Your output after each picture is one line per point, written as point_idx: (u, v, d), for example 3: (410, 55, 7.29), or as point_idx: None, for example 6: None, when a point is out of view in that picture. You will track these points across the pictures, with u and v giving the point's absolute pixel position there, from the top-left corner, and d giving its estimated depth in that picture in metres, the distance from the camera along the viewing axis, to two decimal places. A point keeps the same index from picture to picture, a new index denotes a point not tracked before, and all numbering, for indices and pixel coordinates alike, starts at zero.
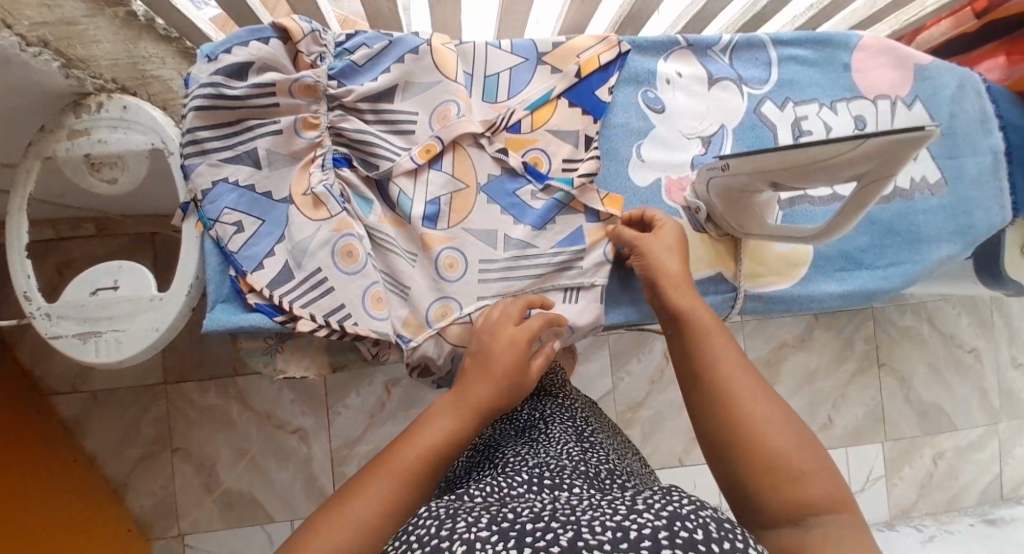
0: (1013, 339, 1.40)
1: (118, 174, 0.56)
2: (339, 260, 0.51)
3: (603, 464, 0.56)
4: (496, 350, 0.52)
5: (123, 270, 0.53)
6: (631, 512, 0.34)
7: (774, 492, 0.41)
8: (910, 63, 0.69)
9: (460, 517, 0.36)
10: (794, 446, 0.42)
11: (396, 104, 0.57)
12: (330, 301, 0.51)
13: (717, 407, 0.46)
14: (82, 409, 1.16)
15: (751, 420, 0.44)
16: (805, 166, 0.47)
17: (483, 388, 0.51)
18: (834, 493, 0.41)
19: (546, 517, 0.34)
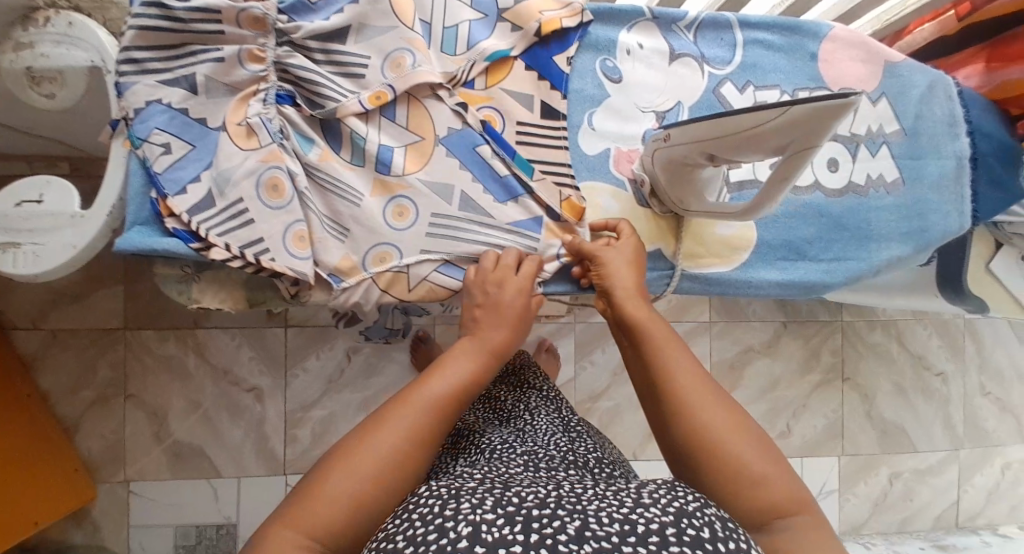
0: (982, 366, 1.40)
1: (56, 90, 0.55)
2: (264, 194, 0.50)
3: (589, 453, 0.61)
4: (508, 301, 0.54)
5: (50, 185, 0.52)
6: (637, 505, 0.37)
7: (733, 493, 0.43)
8: (880, 59, 0.68)
9: (464, 497, 0.38)
10: (748, 445, 0.45)
11: (347, 45, 0.54)
12: (247, 234, 0.50)
13: (686, 425, 0.46)
14: (38, 346, 1.15)
15: (698, 429, 0.45)
16: (733, 140, 0.47)
17: (499, 333, 0.53)
18: (800, 499, 0.44)
19: (552, 504, 0.37)
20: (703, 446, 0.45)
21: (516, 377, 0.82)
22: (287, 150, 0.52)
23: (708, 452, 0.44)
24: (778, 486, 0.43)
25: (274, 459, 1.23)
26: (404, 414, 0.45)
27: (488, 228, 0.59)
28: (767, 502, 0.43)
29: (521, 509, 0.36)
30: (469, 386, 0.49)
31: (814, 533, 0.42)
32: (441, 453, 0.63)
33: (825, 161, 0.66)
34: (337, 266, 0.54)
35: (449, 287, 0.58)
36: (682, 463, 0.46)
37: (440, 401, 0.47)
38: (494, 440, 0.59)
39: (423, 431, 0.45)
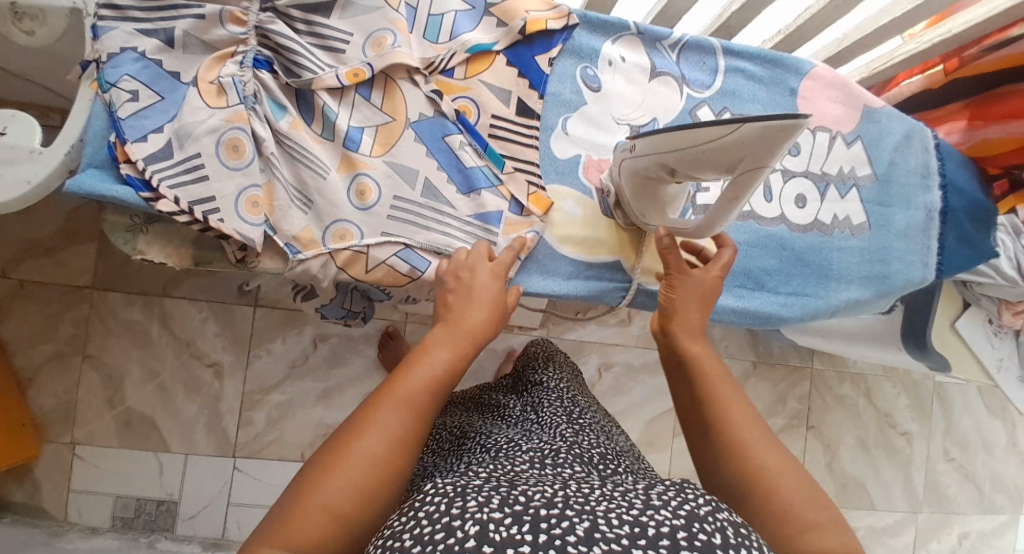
0: (948, 431, 1.39)
1: (37, 28, 0.56)
2: (223, 153, 0.50)
3: (594, 448, 0.59)
4: (479, 290, 0.53)
5: (15, 119, 0.52)
6: (648, 508, 0.36)
7: (779, 529, 0.42)
8: (859, 102, 0.69)
9: (471, 496, 0.36)
10: (797, 488, 0.44)
11: (331, 20, 0.55)
12: (200, 190, 0.49)
13: (729, 457, 0.46)
14: (3, 295, 1.14)
15: (753, 465, 0.45)
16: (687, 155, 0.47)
17: (478, 318, 0.51)
18: (842, 539, 0.42)
19: (560, 503, 0.36)
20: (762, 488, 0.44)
21: (519, 382, 0.82)
22: (255, 116, 0.52)
23: (764, 490, 0.44)
24: (823, 533, 0.42)
25: (225, 439, 1.21)
26: (393, 406, 0.44)
27: (450, 219, 0.59)
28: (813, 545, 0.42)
29: (530, 508, 0.35)
30: (451, 371, 0.48)
31: None
32: (444, 454, 0.62)
33: (793, 196, 0.66)
34: (296, 236, 0.54)
35: (410, 274, 0.57)
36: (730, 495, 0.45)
37: (423, 391, 0.45)
38: (497, 439, 0.58)
39: (408, 427, 0.43)
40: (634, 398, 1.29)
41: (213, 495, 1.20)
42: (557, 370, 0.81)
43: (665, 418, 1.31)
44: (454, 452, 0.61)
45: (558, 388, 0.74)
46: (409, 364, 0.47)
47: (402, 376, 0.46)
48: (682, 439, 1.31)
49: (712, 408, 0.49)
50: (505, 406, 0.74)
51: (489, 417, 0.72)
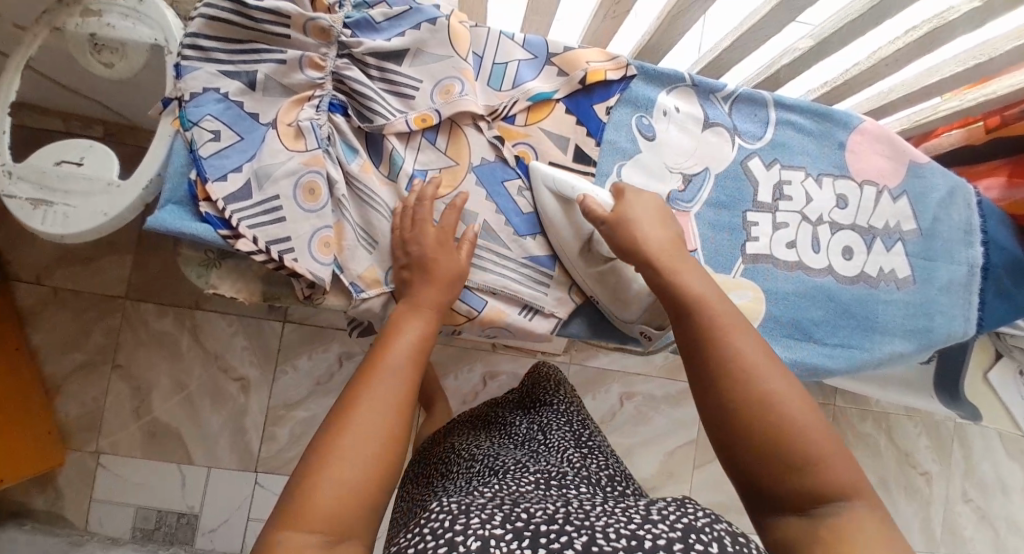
0: (968, 472, 1.39)
1: (116, 60, 0.57)
2: (300, 196, 0.52)
3: (601, 471, 0.62)
4: (431, 255, 0.54)
5: (92, 150, 0.53)
6: (646, 521, 0.40)
7: (798, 476, 0.41)
8: (905, 157, 0.70)
9: (473, 512, 0.40)
10: (817, 429, 0.42)
11: (402, 67, 0.57)
12: (278, 231, 0.51)
13: (747, 390, 0.44)
14: (38, 302, 1.16)
15: (772, 418, 0.42)
16: (571, 234, 0.59)
17: (431, 291, 0.53)
18: (851, 479, 0.41)
19: (560, 521, 0.40)
20: (784, 443, 0.42)
21: (530, 399, 0.80)
22: (330, 158, 0.54)
23: (780, 442, 0.42)
24: (837, 471, 0.41)
25: (247, 453, 1.22)
26: (376, 384, 0.46)
27: (506, 262, 0.60)
28: (828, 486, 0.41)
29: (530, 525, 0.39)
30: (424, 344, 0.51)
31: (874, 522, 0.40)
32: (455, 478, 0.62)
33: (840, 248, 0.68)
34: (360, 276, 0.55)
35: (467, 313, 0.58)
36: (744, 458, 0.43)
37: (399, 371, 0.48)
38: (505, 460, 0.60)
39: (395, 405, 0.46)
40: (655, 428, 1.30)
41: (232, 510, 1.21)
42: (566, 392, 0.80)
43: (685, 449, 1.31)
44: (465, 476, 0.61)
45: (567, 412, 0.74)
46: (381, 340, 0.50)
47: (379, 352, 0.49)
48: (701, 473, 1.31)
49: (721, 360, 0.45)
50: (512, 424, 0.74)
51: (496, 434, 0.72)
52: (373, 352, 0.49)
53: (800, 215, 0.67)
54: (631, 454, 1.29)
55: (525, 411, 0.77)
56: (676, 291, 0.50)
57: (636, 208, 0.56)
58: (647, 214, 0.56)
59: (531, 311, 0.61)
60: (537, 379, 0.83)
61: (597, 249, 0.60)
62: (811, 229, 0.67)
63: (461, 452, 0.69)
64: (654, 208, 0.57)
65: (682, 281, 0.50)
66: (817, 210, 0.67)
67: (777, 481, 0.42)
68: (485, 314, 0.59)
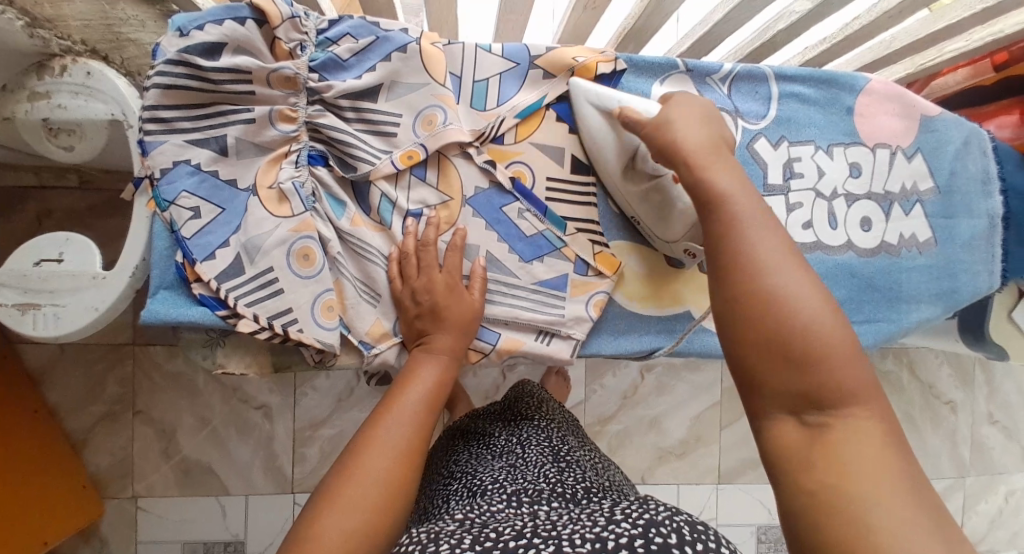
0: (991, 395, 1.40)
1: (75, 143, 0.53)
2: (294, 263, 0.50)
3: (578, 483, 0.60)
4: (444, 302, 0.52)
5: (70, 243, 0.51)
6: (609, 523, 0.41)
7: (813, 376, 0.36)
8: (916, 112, 0.67)
9: (442, 539, 0.42)
10: (828, 331, 0.37)
11: (379, 103, 0.54)
12: (277, 304, 0.49)
13: (759, 292, 0.38)
14: (47, 361, 1.14)
15: (786, 321, 0.37)
16: (603, 157, 0.58)
17: (448, 338, 0.52)
18: (863, 391, 0.37)
19: (528, 535, 0.41)
20: (801, 346, 0.37)
21: (511, 411, 0.78)
22: (318, 216, 0.52)
23: (792, 343, 0.37)
24: (844, 378, 0.36)
25: (281, 477, 1.23)
26: (387, 428, 0.47)
27: (515, 291, 0.58)
28: (835, 392, 0.36)
29: (497, 543, 0.41)
30: (442, 384, 0.51)
31: (888, 449, 0.34)
32: (436, 499, 0.62)
33: (858, 220, 0.65)
34: (368, 333, 0.54)
35: (480, 349, 0.57)
36: (745, 355, 0.38)
37: (417, 410, 0.49)
38: (482, 478, 0.59)
39: (400, 447, 0.46)
40: (678, 396, 1.30)
41: (275, 532, 1.22)
42: (549, 409, 0.81)
43: (711, 412, 1.32)
44: (445, 497, 0.60)
45: (547, 427, 0.73)
46: (396, 385, 0.50)
47: (392, 399, 0.49)
48: (729, 432, 1.32)
49: (741, 255, 0.40)
50: (490, 436, 0.72)
51: (474, 444, 0.72)
52: (388, 398, 0.49)
53: (814, 192, 0.64)
54: (658, 425, 1.29)
55: (506, 419, 0.76)
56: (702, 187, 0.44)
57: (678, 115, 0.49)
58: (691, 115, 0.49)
59: (548, 335, 0.59)
60: (519, 395, 0.83)
61: (641, 164, 0.56)
62: (827, 205, 0.64)
63: (440, 470, 0.69)
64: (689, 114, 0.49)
65: (712, 180, 0.44)
66: (831, 183, 0.65)
67: (780, 382, 0.37)
68: (503, 346, 0.57)
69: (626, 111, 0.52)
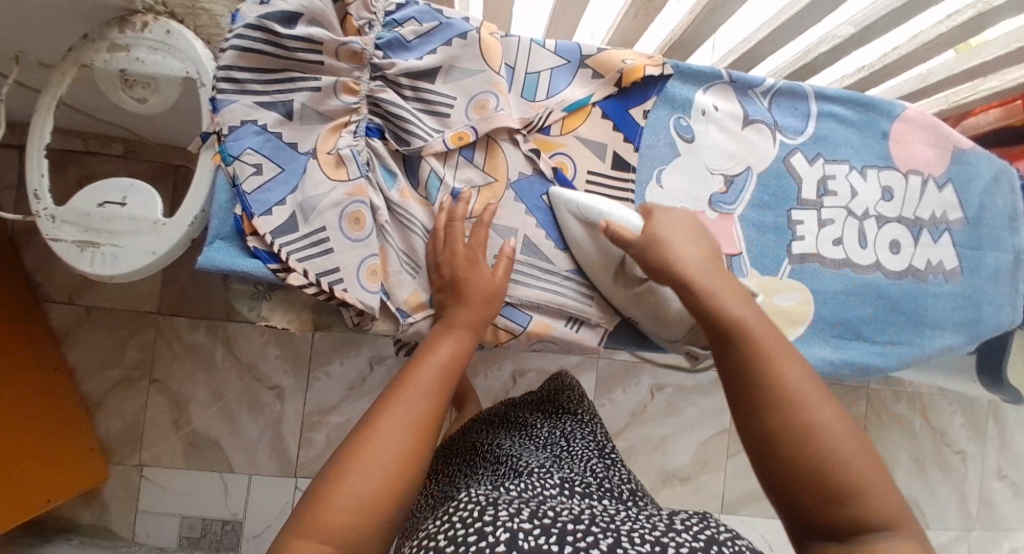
0: (1003, 449, 1.38)
1: (149, 95, 0.56)
2: (346, 226, 0.53)
3: (623, 484, 0.63)
4: (463, 277, 0.54)
5: (133, 188, 0.53)
6: (670, 531, 0.42)
7: (851, 504, 0.40)
8: (949, 143, 0.68)
9: (501, 505, 0.43)
10: (857, 460, 0.41)
11: (436, 84, 0.57)
12: (328, 263, 0.52)
13: (792, 423, 0.42)
14: (73, 321, 1.17)
15: (820, 452, 0.41)
16: (598, 257, 0.59)
17: (466, 312, 0.53)
18: (891, 512, 0.40)
19: (586, 521, 0.42)
20: (829, 477, 0.40)
21: (551, 404, 0.80)
22: (371, 186, 0.54)
23: (821, 474, 0.40)
24: (879, 503, 0.40)
25: (286, 460, 1.23)
26: (412, 394, 0.47)
27: (550, 277, 0.60)
28: (872, 519, 0.40)
29: (557, 523, 0.41)
30: (460, 355, 0.52)
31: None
32: (481, 476, 0.63)
33: (887, 243, 0.67)
34: (406, 301, 0.56)
35: (511, 330, 0.59)
36: (787, 488, 0.41)
37: (438, 381, 0.49)
38: (527, 461, 0.60)
39: (423, 420, 0.46)
40: (687, 418, 1.30)
41: (274, 515, 1.23)
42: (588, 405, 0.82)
43: (718, 438, 1.31)
44: (489, 475, 0.61)
45: (588, 425, 0.75)
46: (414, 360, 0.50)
47: (411, 371, 0.49)
48: (735, 460, 1.31)
49: (759, 383, 0.44)
50: (531, 425, 0.73)
51: (516, 430, 0.73)
52: (408, 367, 0.50)
53: (845, 211, 0.66)
54: (664, 445, 1.29)
55: (546, 412, 0.78)
56: (713, 316, 0.48)
57: (668, 228, 0.54)
58: (679, 232, 0.54)
59: (577, 322, 0.62)
60: (558, 386, 0.83)
61: (631, 269, 0.58)
62: (857, 224, 0.66)
63: (482, 450, 0.70)
64: (688, 228, 0.55)
65: (718, 302, 0.48)
66: (863, 204, 0.66)
67: (822, 512, 0.40)
68: (533, 328, 0.59)
69: (609, 223, 0.54)
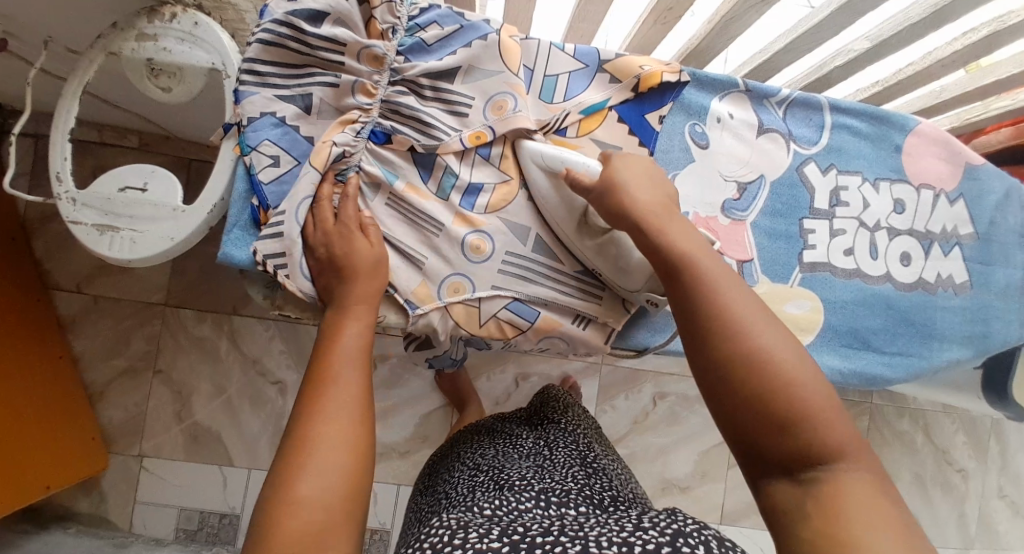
0: (1005, 469, 1.37)
1: (174, 85, 0.57)
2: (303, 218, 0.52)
3: (605, 490, 0.62)
4: (338, 255, 0.51)
5: (154, 174, 0.53)
6: (637, 530, 0.42)
7: (800, 434, 0.38)
8: (961, 159, 0.69)
9: (470, 528, 0.44)
10: (809, 388, 0.39)
11: (454, 84, 0.57)
12: (276, 245, 0.52)
13: (738, 353, 0.40)
14: (80, 310, 1.18)
15: (770, 381, 0.39)
16: (563, 211, 0.58)
17: (351, 289, 0.51)
18: (845, 441, 0.38)
19: (556, 533, 0.43)
20: (775, 406, 0.39)
21: (538, 417, 0.81)
22: (363, 179, 0.55)
23: (767, 403, 0.39)
24: (830, 432, 0.38)
25: None
26: (338, 371, 0.47)
27: (559, 274, 0.61)
28: (826, 449, 0.38)
29: (525, 538, 0.42)
30: (367, 341, 0.50)
31: (869, 486, 0.37)
32: (462, 487, 0.64)
33: (898, 255, 0.67)
34: (413, 293, 0.56)
35: (518, 326, 0.59)
36: (733, 421, 0.40)
37: (354, 368, 0.48)
38: (508, 474, 0.61)
39: (357, 401, 0.46)
40: (689, 428, 1.29)
41: None
42: (576, 413, 0.83)
43: (719, 448, 1.31)
44: (469, 487, 0.62)
45: (573, 432, 0.75)
46: (326, 339, 0.49)
47: (322, 369, 0.47)
48: (736, 472, 1.31)
49: (703, 313, 0.43)
50: (517, 437, 0.74)
51: (501, 441, 0.74)
52: (320, 351, 0.49)
53: (857, 222, 0.66)
54: (665, 454, 1.28)
55: (533, 425, 0.79)
56: (663, 252, 0.47)
57: (623, 170, 0.53)
58: (633, 175, 0.53)
59: (585, 320, 0.62)
60: (545, 401, 0.85)
61: (594, 221, 0.58)
62: (869, 236, 0.66)
63: (466, 462, 0.71)
64: (641, 169, 0.54)
65: (666, 236, 0.48)
66: (874, 216, 0.67)
67: (768, 443, 0.39)
68: (542, 325, 0.60)
69: (570, 171, 0.54)
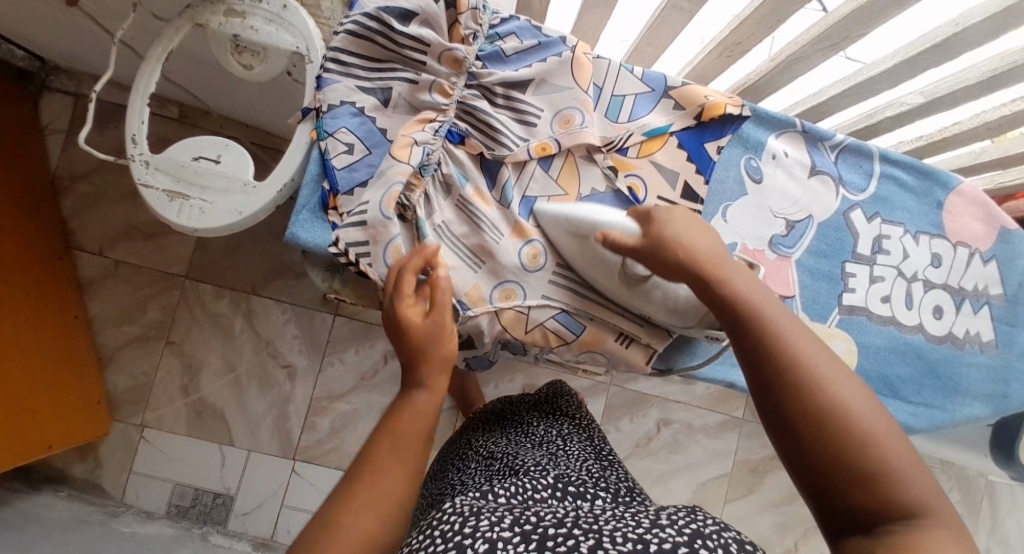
0: (994, 531, 1.39)
1: (256, 64, 0.58)
2: (385, 204, 0.52)
3: (619, 481, 0.64)
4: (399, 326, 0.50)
5: (228, 149, 0.55)
6: (653, 527, 0.41)
7: (883, 487, 0.38)
8: (997, 222, 0.71)
9: (483, 515, 0.42)
10: (886, 438, 0.39)
11: (526, 95, 0.59)
12: (358, 233, 0.52)
13: (813, 402, 0.40)
14: (100, 273, 1.18)
15: (850, 428, 0.39)
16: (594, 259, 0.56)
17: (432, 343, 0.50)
18: (925, 496, 0.38)
19: (570, 524, 0.42)
20: (857, 461, 0.38)
21: (548, 405, 0.80)
22: (435, 180, 0.57)
23: (848, 455, 0.39)
24: (912, 485, 0.38)
25: (287, 441, 1.23)
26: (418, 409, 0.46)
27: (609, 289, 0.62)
28: (908, 503, 0.38)
29: (538, 528, 0.41)
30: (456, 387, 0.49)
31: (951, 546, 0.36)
32: (475, 473, 0.65)
33: (931, 307, 0.69)
34: (466, 294, 0.57)
35: (564, 336, 0.61)
36: (812, 478, 0.40)
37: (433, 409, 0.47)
38: (523, 461, 0.61)
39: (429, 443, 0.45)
40: (689, 457, 1.30)
41: (267, 494, 1.21)
42: (584, 411, 0.83)
43: (718, 481, 1.31)
44: (483, 472, 0.63)
45: (586, 430, 0.76)
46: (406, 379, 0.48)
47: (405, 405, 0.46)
48: (733, 506, 1.31)
49: (772, 360, 0.43)
50: (528, 424, 0.75)
51: (513, 430, 0.74)
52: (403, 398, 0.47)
53: (896, 271, 0.68)
54: (664, 480, 1.29)
55: (545, 413, 0.79)
56: (722, 295, 0.47)
57: (672, 213, 0.52)
58: (682, 219, 0.52)
59: (627, 338, 0.63)
60: (556, 392, 0.84)
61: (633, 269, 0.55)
62: (905, 285, 0.68)
63: (478, 450, 0.70)
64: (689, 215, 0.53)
65: (727, 281, 0.48)
66: (913, 266, 0.68)
67: (852, 497, 0.38)
68: (586, 339, 0.62)
69: (605, 234, 0.53)
